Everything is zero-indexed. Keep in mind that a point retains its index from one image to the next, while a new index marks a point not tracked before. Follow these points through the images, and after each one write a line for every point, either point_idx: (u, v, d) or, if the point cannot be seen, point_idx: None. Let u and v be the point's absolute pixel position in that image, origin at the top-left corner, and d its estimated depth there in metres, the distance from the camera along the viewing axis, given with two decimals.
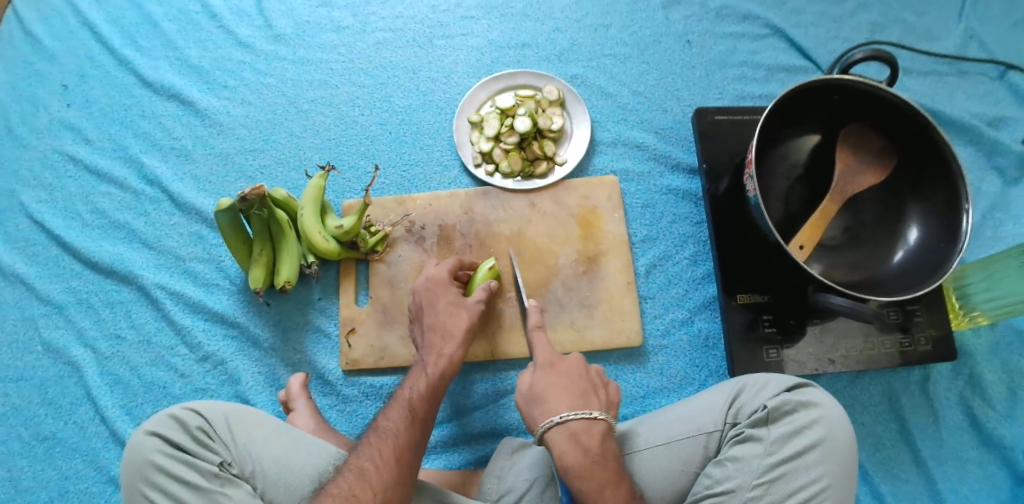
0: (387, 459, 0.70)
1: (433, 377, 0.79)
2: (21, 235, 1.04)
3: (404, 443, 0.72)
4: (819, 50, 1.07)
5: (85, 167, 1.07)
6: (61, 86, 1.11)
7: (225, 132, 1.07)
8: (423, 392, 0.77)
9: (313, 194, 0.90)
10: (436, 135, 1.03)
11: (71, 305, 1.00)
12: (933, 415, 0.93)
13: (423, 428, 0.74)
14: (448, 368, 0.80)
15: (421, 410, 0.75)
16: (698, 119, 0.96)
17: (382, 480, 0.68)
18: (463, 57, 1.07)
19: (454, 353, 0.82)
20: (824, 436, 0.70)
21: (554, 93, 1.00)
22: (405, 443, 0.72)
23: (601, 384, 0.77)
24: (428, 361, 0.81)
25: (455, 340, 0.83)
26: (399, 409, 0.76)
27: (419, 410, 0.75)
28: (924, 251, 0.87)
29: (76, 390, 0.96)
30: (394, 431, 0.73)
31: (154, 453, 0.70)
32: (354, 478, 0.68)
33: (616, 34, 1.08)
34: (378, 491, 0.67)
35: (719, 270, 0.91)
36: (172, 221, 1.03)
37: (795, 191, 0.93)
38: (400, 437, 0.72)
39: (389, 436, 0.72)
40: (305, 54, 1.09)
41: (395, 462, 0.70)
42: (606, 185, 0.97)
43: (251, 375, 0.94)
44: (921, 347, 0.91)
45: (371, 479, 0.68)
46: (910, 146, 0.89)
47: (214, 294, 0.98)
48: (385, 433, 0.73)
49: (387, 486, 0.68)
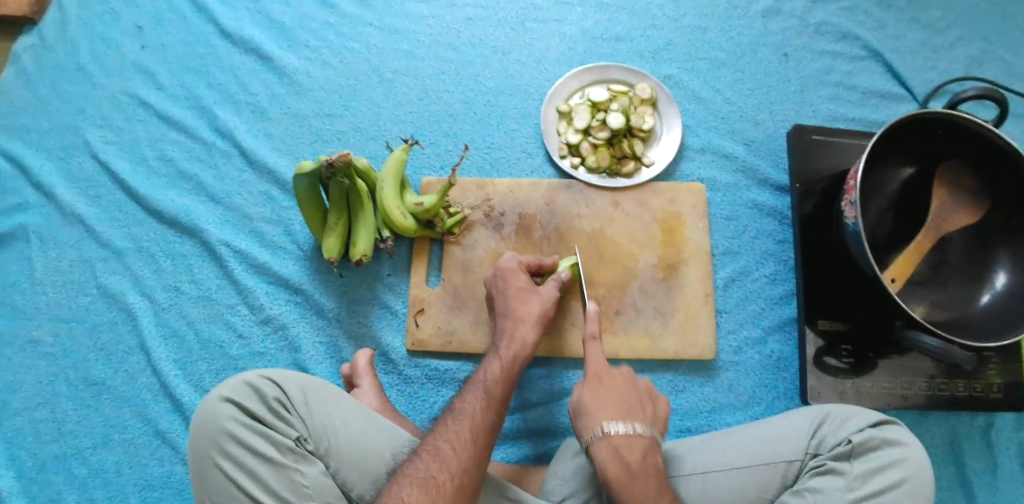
0: (464, 441, 0.67)
1: (507, 363, 0.76)
2: (84, 175, 1.02)
3: (481, 427, 0.69)
4: (916, 78, 1.04)
5: (156, 112, 1.04)
6: (137, 27, 1.09)
7: (304, 92, 1.04)
8: (499, 377, 0.75)
9: (394, 167, 0.87)
10: (522, 121, 1.01)
11: (130, 251, 0.98)
12: (991, 462, 0.90)
13: (499, 413, 0.72)
14: (518, 356, 0.77)
15: (496, 394, 0.73)
16: (795, 136, 0.95)
17: (459, 462, 0.65)
18: (556, 43, 1.05)
19: (528, 338, 0.79)
20: (910, 475, 0.68)
21: (647, 92, 0.98)
22: (482, 425, 0.69)
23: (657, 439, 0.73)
24: (501, 346, 0.79)
25: (530, 327, 0.80)
26: (476, 392, 0.73)
27: (495, 394, 0.73)
28: (1011, 298, 0.85)
29: (130, 339, 0.94)
30: (472, 414, 0.70)
31: (230, 421, 0.67)
32: (431, 458, 0.66)
33: (714, 38, 1.05)
34: (455, 474, 0.65)
35: (800, 293, 0.90)
36: (242, 178, 1.00)
37: (883, 222, 0.91)
38: (477, 421, 0.69)
39: (465, 419, 0.70)
40: (392, 22, 1.06)
41: (472, 445, 0.67)
42: (693, 192, 0.95)
43: (311, 344, 0.92)
44: (993, 395, 0.88)
45: (449, 461, 0.65)
46: (1010, 190, 0.86)
47: (280, 258, 0.96)
48: (461, 414, 0.70)
49: (463, 469, 0.65)
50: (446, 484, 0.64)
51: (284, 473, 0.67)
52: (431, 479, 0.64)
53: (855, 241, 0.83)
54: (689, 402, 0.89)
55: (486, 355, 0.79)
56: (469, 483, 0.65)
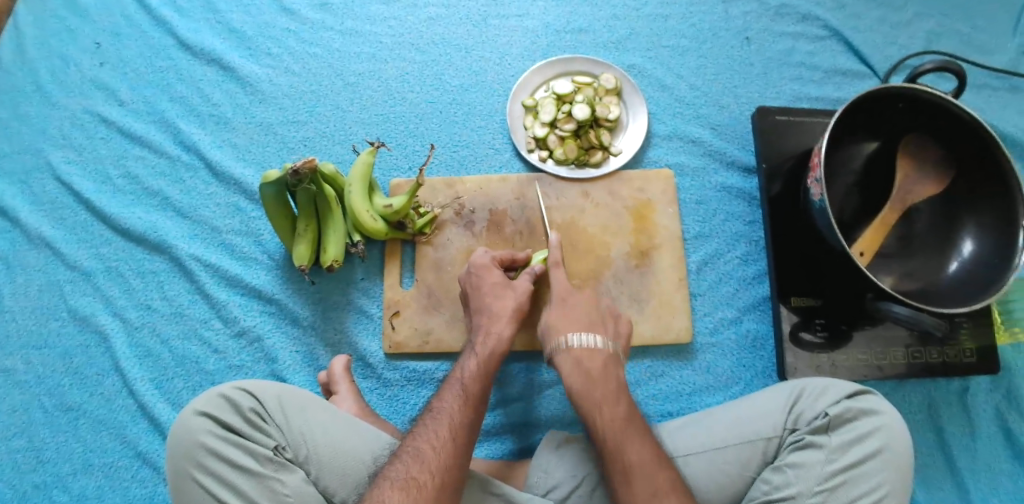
0: (443, 440, 0.67)
1: (485, 357, 0.76)
2: (48, 197, 1.00)
3: (460, 424, 0.68)
4: (875, 54, 1.05)
5: (118, 129, 1.03)
6: (95, 44, 1.07)
7: (268, 101, 1.03)
8: (475, 372, 0.74)
9: (361, 171, 0.86)
10: (489, 117, 1.01)
11: (99, 272, 0.96)
12: (970, 427, 0.91)
13: (478, 410, 0.71)
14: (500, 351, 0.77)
15: (474, 391, 0.72)
16: (760, 118, 0.96)
17: (439, 462, 0.65)
18: (518, 38, 1.05)
19: (503, 332, 0.78)
20: (886, 444, 0.69)
21: (611, 82, 0.98)
22: (462, 422, 0.69)
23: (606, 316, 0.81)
24: (477, 341, 0.78)
25: (505, 322, 0.79)
26: (453, 390, 0.73)
27: (473, 391, 0.72)
28: (977, 265, 0.86)
29: (104, 360, 0.93)
30: (452, 412, 0.70)
31: (206, 435, 0.67)
32: (411, 459, 0.65)
33: (675, 25, 1.06)
34: (435, 473, 0.64)
35: (773, 272, 0.91)
36: (209, 191, 0.99)
37: (850, 199, 0.93)
38: (455, 418, 0.69)
39: (443, 417, 0.69)
40: (352, 26, 1.06)
41: (453, 443, 0.67)
42: (662, 179, 0.96)
43: (288, 353, 0.91)
44: (966, 359, 0.89)
45: (429, 461, 0.65)
46: (971, 159, 0.87)
47: (252, 269, 0.95)
48: (439, 412, 0.70)
49: (443, 468, 0.65)
50: (427, 483, 0.63)
51: (264, 483, 0.66)
52: (413, 480, 0.63)
53: (823, 217, 0.84)
54: (669, 386, 0.89)
55: (462, 352, 0.79)
56: (450, 480, 0.65)
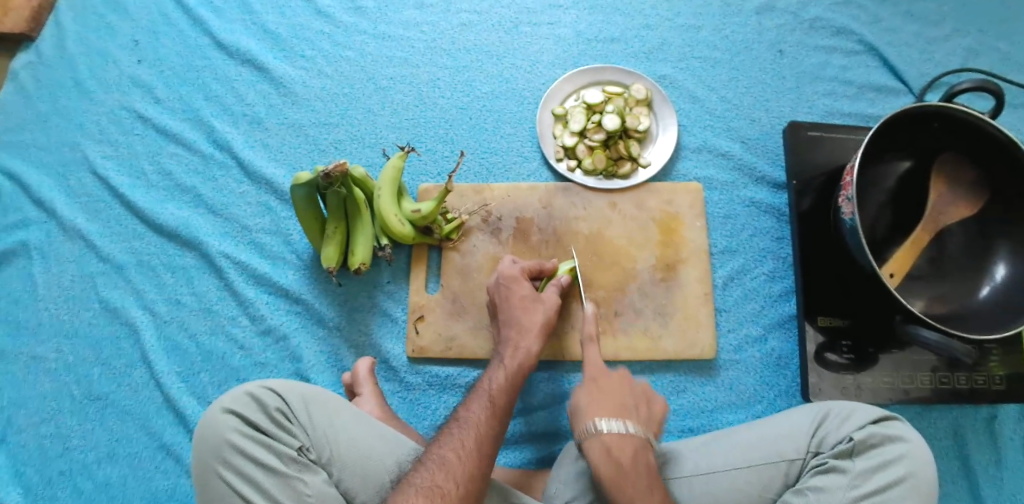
0: (469, 449, 0.67)
1: (510, 370, 0.76)
2: (84, 190, 1.02)
3: (485, 435, 0.69)
4: (912, 71, 1.04)
5: (153, 126, 1.05)
6: (133, 41, 1.09)
7: (300, 102, 1.04)
8: (502, 384, 0.75)
9: (391, 175, 0.87)
10: (518, 125, 1.01)
11: (132, 266, 0.98)
12: (996, 456, 0.90)
13: (503, 423, 0.72)
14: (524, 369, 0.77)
15: (499, 404, 0.73)
16: (792, 133, 0.95)
17: (464, 472, 0.66)
18: (550, 46, 1.05)
19: (531, 346, 0.79)
20: (912, 473, 0.68)
21: (642, 92, 0.97)
22: (487, 433, 0.69)
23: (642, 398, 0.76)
24: (504, 354, 0.79)
25: (533, 335, 0.80)
26: (479, 401, 0.73)
27: (498, 403, 0.73)
28: (1012, 290, 0.84)
29: (133, 352, 0.95)
30: (479, 423, 0.70)
31: (233, 433, 0.68)
32: (436, 467, 0.66)
33: (708, 37, 1.05)
34: (460, 482, 0.65)
35: (800, 291, 0.90)
36: (240, 190, 1.00)
37: (882, 217, 0.91)
38: (481, 427, 0.70)
39: (470, 426, 0.70)
40: (385, 30, 1.06)
41: (479, 454, 0.67)
42: (690, 192, 0.95)
43: (312, 353, 0.92)
44: (995, 386, 0.88)
45: (455, 470, 0.66)
46: (1007, 183, 0.86)
47: (280, 268, 0.96)
48: (465, 422, 0.70)
49: (468, 478, 0.65)
50: (451, 493, 0.64)
51: (287, 482, 0.67)
52: (437, 488, 0.64)
53: (853, 237, 0.83)
54: (690, 402, 0.89)
55: (489, 362, 0.80)
56: (475, 490, 0.65)
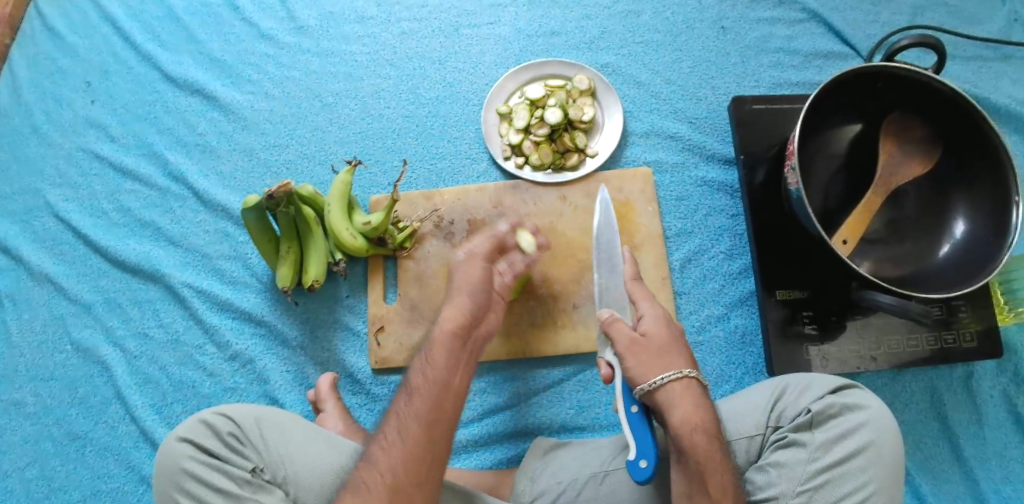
0: (393, 439, 0.66)
1: (431, 346, 0.71)
2: (48, 234, 1.04)
3: (410, 422, 0.66)
4: (857, 34, 1.02)
5: (110, 164, 1.06)
6: (85, 82, 1.11)
7: (250, 126, 1.05)
8: (433, 364, 0.69)
9: (339, 190, 0.88)
10: (464, 127, 1.01)
11: (100, 304, 1.00)
12: (976, 414, 0.89)
13: (433, 404, 0.67)
14: (456, 331, 0.72)
15: (423, 384, 0.69)
16: (735, 109, 0.94)
17: (390, 463, 0.64)
18: (491, 46, 1.05)
19: (454, 318, 0.73)
20: (872, 440, 0.68)
21: (585, 83, 0.97)
22: (411, 420, 0.66)
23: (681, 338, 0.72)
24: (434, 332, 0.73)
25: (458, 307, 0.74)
26: (406, 388, 0.70)
27: (421, 387, 0.68)
28: (970, 245, 0.83)
29: (107, 389, 0.96)
30: (405, 413, 0.67)
31: (187, 460, 0.70)
32: (365, 463, 0.66)
33: (648, 21, 1.04)
34: (384, 474, 0.64)
35: (757, 266, 0.89)
36: (198, 218, 1.02)
37: (835, 182, 0.89)
38: (407, 416, 0.67)
39: (396, 417, 0.68)
40: (328, 46, 1.07)
41: (403, 448, 0.65)
42: (640, 177, 0.95)
43: (279, 374, 0.93)
44: (965, 344, 0.86)
45: (380, 462, 0.65)
46: (958, 137, 0.84)
47: (241, 292, 0.97)
48: (392, 415, 0.68)
49: (393, 467, 0.64)
50: (376, 485, 0.63)
51: None
52: (362, 483, 0.64)
53: (801, 208, 0.82)
54: None
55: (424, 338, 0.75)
56: (403, 481, 0.63)
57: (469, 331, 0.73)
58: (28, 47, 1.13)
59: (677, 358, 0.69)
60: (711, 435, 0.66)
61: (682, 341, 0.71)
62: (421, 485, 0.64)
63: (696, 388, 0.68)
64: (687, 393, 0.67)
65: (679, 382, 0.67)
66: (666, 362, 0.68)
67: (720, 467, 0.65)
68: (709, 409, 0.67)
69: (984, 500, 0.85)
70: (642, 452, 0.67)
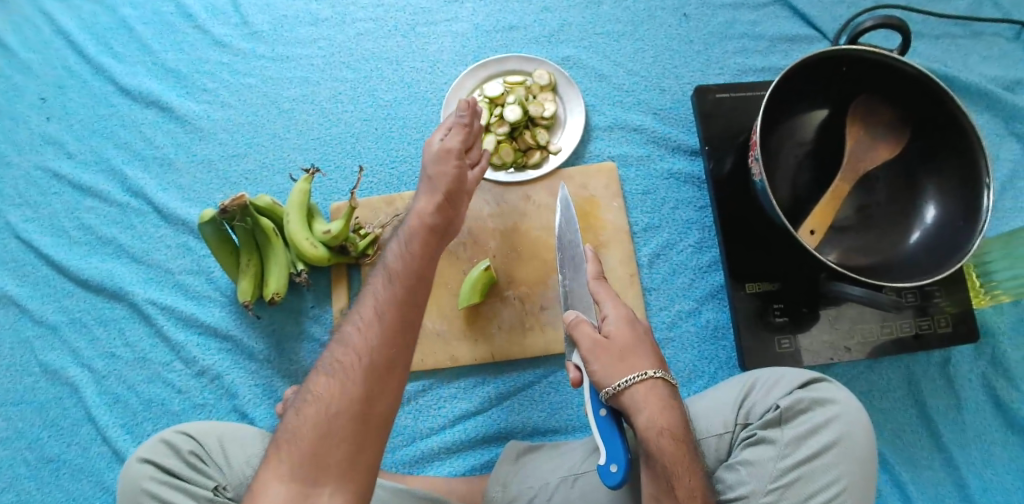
0: (370, 319, 0.59)
1: (409, 237, 0.66)
2: (10, 256, 1.02)
3: (388, 302, 0.60)
4: (823, 14, 1.00)
5: (69, 182, 1.04)
6: (40, 98, 1.08)
7: (208, 137, 1.03)
8: (411, 253, 0.64)
9: (297, 199, 0.86)
10: (425, 129, 0.99)
11: (65, 325, 0.98)
12: (954, 399, 0.88)
13: (413, 288, 0.61)
14: (431, 227, 0.68)
15: (403, 268, 0.63)
16: (698, 98, 0.92)
17: (367, 341, 0.58)
18: (449, 44, 1.02)
19: (431, 218, 0.68)
20: (841, 435, 0.67)
21: (545, 78, 0.94)
22: (390, 302, 0.60)
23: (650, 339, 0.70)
24: (410, 226, 0.68)
25: (433, 203, 0.69)
26: (381, 273, 0.63)
27: (400, 271, 0.62)
28: (941, 231, 0.80)
29: (76, 410, 0.95)
30: (381, 292, 0.61)
31: (147, 481, 0.68)
32: (340, 343, 0.59)
33: (609, 11, 1.02)
34: (362, 353, 0.57)
35: (726, 259, 0.87)
36: (159, 233, 1.00)
37: (803, 169, 0.86)
38: (384, 300, 0.60)
39: (372, 297, 0.61)
40: (283, 51, 1.05)
41: (380, 319, 0.59)
42: (604, 172, 0.93)
43: (248, 388, 0.92)
44: (941, 329, 0.84)
45: (358, 338, 0.58)
46: (926, 121, 0.81)
47: (206, 306, 0.96)
48: (367, 294, 0.62)
49: (371, 345, 0.58)
50: (354, 363, 0.57)
51: None
52: (340, 363, 0.58)
53: (766, 198, 0.80)
54: None
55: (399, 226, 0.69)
56: (380, 361, 0.57)
57: (440, 232, 0.69)
58: None
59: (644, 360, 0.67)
60: (680, 438, 0.64)
61: (649, 341, 0.69)
62: (395, 366, 0.58)
63: (664, 390, 0.66)
64: (654, 395, 0.65)
65: (646, 384, 0.65)
66: (629, 364, 0.66)
67: (688, 470, 0.63)
68: (677, 411, 0.65)
69: (966, 486, 0.84)
70: (613, 456, 0.63)
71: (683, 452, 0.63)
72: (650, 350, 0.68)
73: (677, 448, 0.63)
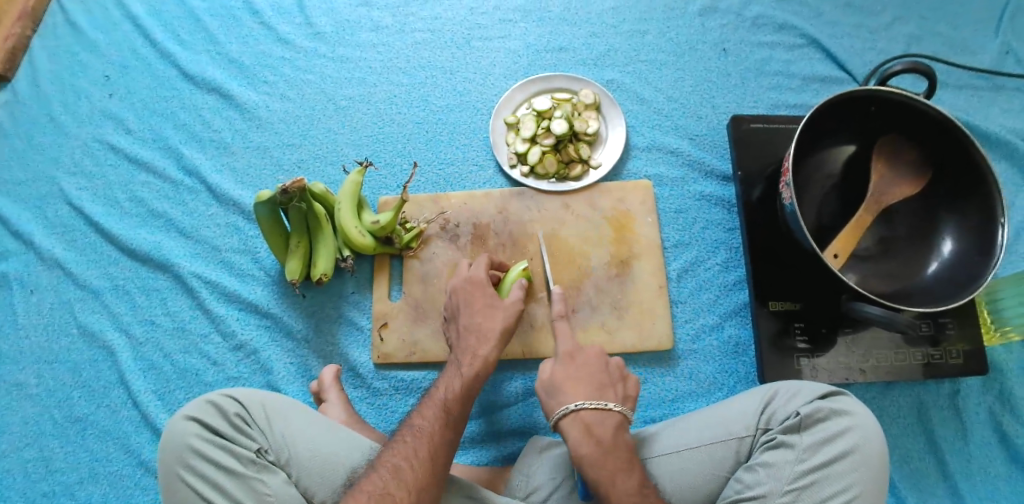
0: (422, 458, 0.69)
1: (458, 378, 0.78)
2: (60, 221, 1.06)
3: (439, 446, 0.71)
4: (853, 60, 1.07)
5: (125, 156, 1.09)
6: (104, 76, 1.14)
7: (264, 126, 1.08)
8: (459, 393, 0.76)
9: (350, 190, 0.91)
10: (473, 135, 1.05)
11: (108, 291, 1.02)
12: (961, 430, 0.92)
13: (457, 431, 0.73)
14: (485, 370, 0.79)
15: (455, 411, 0.74)
16: (733, 129, 0.98)
17: (417, 479, 0.67)
18: (501, 58, 1.09)
19: (489, 353, 0.80)
20: (857, 445, 0.70)
21: (590, 97, 1.01)
22: (444, 445, 0.71)
23: (619, 377, 0.78)
24: (463, 362, 0.79)
25: (491, 342, 0.80)
26: (433, 410, 0.75)
27: (454, 412, 0.74)
28: (957, 264, 0.86)
29: (110, 373, 0.98)
30: (429, 431, 0.72)
31: (193, 438, 0.71)
32: (390, 472, 0.67)
33: (653, 40, 1.09)
34: (412, 491, 0.66)
35: (751, 278, 0.92)
36: (209, 212, 1.04)
37: (828, 200, 0.92)
38: (434, 438, 0.71)
39: (423, 436, 0.71)
40: (344, 53, 1.11)
41: (431, 461, 0.69)
42: (640, 189, 0.98)
43: (283, 365, 0.95)
44: (952, 361, 0.89)
45: (407, 476, 0.67)
46: (947, 159, 0.87)
47: (249, 284, 0.99)
48: (417, 431, 0.72)
49: (419, 486, 0.67)
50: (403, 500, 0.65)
51: (246, 482, 0.70)
52: (389, 495, 0.65)
53: (794, 221, 0.86)
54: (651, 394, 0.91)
55: (447, 368, 0.81)
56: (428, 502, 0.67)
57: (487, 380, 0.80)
58: (50, 39, 1.16)
59: (576, 391, 0.75)
60: (606, 460, 0.70)
61: (593, 372, 0.77)
62: None
63: (590, 417, 0.73)
64: (581, 423, 0.72)
65: (567, 418, 0.73)
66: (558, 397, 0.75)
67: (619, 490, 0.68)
68: (606, 436, 0.72)
69: None
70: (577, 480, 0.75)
71: (615, 471, 0.69)
72: (587, 380, 0.76)
73: (608, 467, 0.69)
